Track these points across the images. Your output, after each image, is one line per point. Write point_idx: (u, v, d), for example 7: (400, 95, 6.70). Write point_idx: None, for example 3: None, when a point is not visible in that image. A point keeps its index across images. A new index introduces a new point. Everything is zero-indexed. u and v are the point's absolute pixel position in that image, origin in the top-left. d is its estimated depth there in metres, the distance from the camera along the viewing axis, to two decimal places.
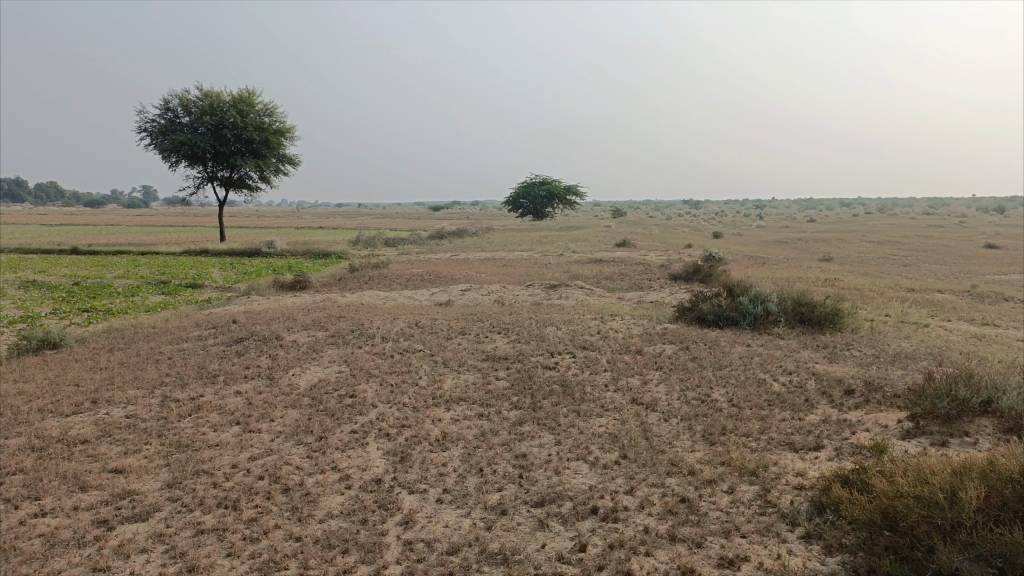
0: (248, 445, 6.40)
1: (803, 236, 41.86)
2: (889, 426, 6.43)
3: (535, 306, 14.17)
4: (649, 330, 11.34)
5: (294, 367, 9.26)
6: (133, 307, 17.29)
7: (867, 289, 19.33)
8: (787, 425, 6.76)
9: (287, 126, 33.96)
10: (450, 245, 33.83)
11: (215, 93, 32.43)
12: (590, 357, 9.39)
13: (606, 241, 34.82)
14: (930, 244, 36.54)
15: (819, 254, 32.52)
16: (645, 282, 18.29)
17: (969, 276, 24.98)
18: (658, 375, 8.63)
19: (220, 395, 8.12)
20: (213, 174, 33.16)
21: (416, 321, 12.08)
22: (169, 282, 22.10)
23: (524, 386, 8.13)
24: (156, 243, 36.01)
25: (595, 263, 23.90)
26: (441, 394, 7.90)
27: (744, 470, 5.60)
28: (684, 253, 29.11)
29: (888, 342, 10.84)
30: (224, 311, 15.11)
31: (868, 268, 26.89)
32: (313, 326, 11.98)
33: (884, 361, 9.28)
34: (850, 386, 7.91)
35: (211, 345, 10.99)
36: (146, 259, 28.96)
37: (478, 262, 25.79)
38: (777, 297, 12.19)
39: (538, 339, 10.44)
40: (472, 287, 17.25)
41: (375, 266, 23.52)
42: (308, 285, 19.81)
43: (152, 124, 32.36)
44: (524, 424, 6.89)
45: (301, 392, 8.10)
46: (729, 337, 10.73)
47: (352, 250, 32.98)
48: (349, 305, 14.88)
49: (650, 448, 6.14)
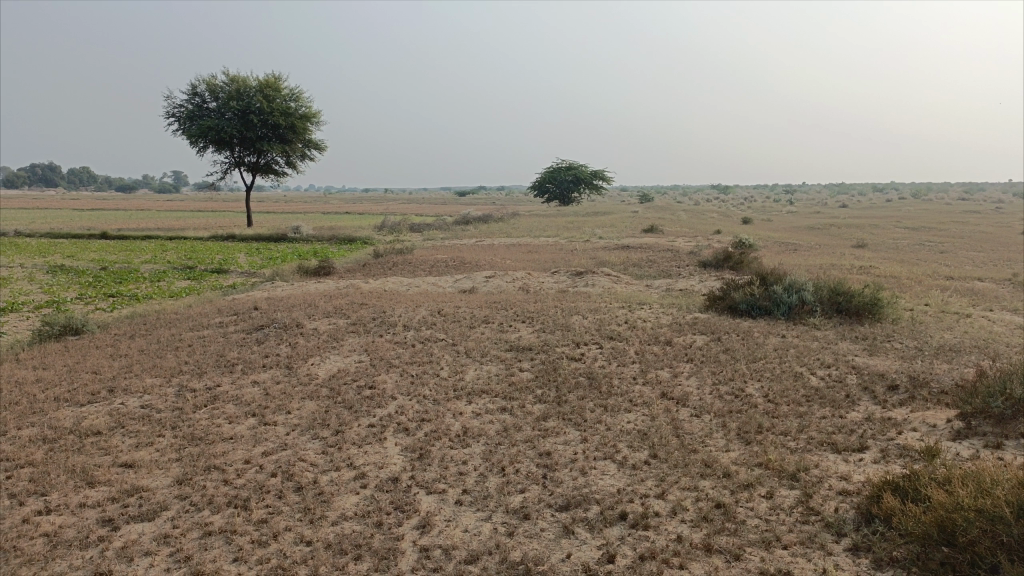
0: (262, 438, 6.19)
1: (835, 221, 40.96)
2: (938, 425, 6.04)
3: (561, 293, 13.84)
4: (679, 320, 10.97)
5: (314, 356, 9.05)
6: (158, 292, 17.26)
7: (904, 276, 18.72)
8: (827, 424, 6.39)
9: (313, 111, 33.84)
10: (476, 231, 33.56)
11: (242, 77, 32.42)
12: (618, 347, 9.07)
13: (634, 226, 34.32)
14: (968, 230, 35.55)
15: (853, 240, 31.76)
16: (674, 269, 17.84)
17: (1010, 264, 24.16)
18: (689, 367, 8.29)
19: (238, 384, 7.93)
20: (240, 159, 33.17)
21: (439, 308, 11.83)
22: (195, 267, 22.09)
23: (550, 378, 7.83)
24: (184, 229, 36.28)
25: (623, 249, 23.49)
26: (463, 386, 7.62)
27: (783, 473, 5.26)
28: (713, 238, 28.56)
29: (930, 334, 10.36)
30: (247, 297, 14.99)
31: (904, 255, 26.15)
32: (334, 313, 11.76)
33: (928, 355, 8.83)
34: (894, 381, 7.50)
35: (231, 332, 10.82)
36: (173, 244, 29.08)
37: (503, 247, 25.49)
38: (813, 286, 11.74)
39: (564, 328, 10.12)
40: (497, 274, 16.96)
41: (400, 251, 23.33)
42: (332, 271, 19.67)
43: (180, 109, 32.42)
44: (549, 419, 6.59)
45: (320, 383, 7.87)
46: (762, 327, 10.33)
47: (377, 235, 32.84)
48: (372, 291, 14.67)
49: (682, 447, 5.82)
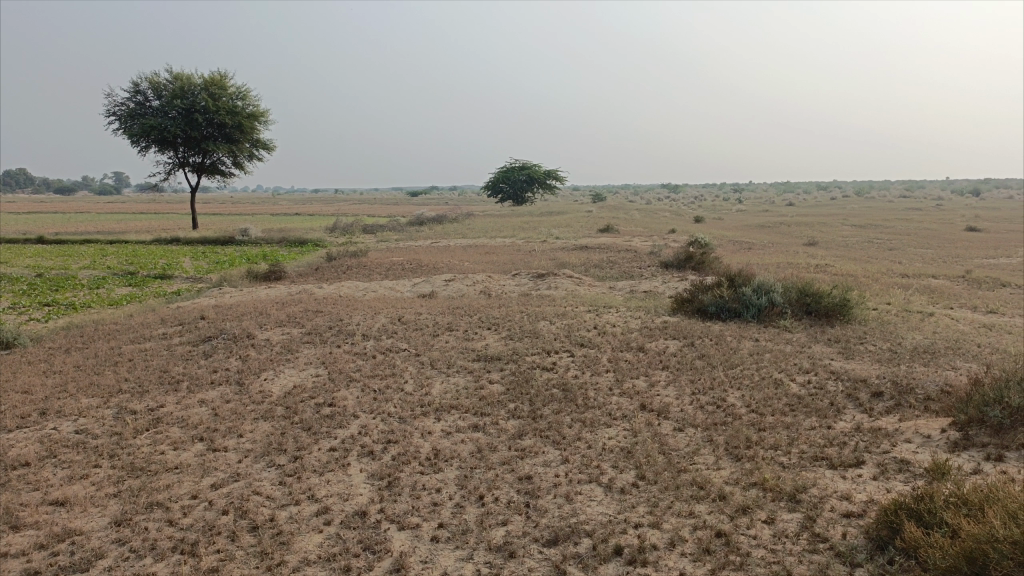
0: (210, 468, 5.61)
1: (786, 220, 41.36)
2: (933, 436, 5.78)
3: (524, 297, 13.43)
4: (648, 324, 10.63)
5: (267, 370, 8.44)
6: (96, 300, 16.32)
7: (861, 275, 18.78)
8: (817, 436, 6.08)
9: (260, 110, 32.83)
10: (430, 232, 32.97)
11: (186, 75, 31.24)
12: (590, 356, 8.67)
13: (589, 226, 34.15)
14: (914, 228, 36.24)
15: (805, 238, 32.11)
16: (636, 271, 17.56)
17: (959, 261, 24.60)
18: (665, 376, 7.93)
19: (184, 404, 7.30)
20: (184, 160, 31.98)
21: (400, 315, 11.29)
22: (137, 273, 21.09)
23: (522, 390, 7.38)
24: (125, 232, 34.90)
25: (581, 250, 23.24)
26: (430, 402, 7.13)
27: (782, 494, 4.90)
28: (669, 238, 28.51)
29: (902, 335, 10.22)
30: (193, 305, 14.21)
31: (856, 253, 26.44)
32: (287, 323, 11.13)
33: (905, 358, 8.64)
34: (877, 387, 7.27)
35: (177, 345, 10.12)
36: (114, 248, 27.84)
37: (460, 249, 25.02)
38: (781, 288, 11.53)
39: (532, 335, 9.69)
40: (456, 277, 16.46)
41: (353, 254, 22.67)
42: (283, 275, 18.93)
43: (120, 108, 31.11)
44: (525, 436, 6.16)
45: (274, 401, 7.29)
46: (734, 331, 10.05)
47: (329, 237, 32.03)
48: (326, 297, 14.06)
49: (670, 466, 5.43)
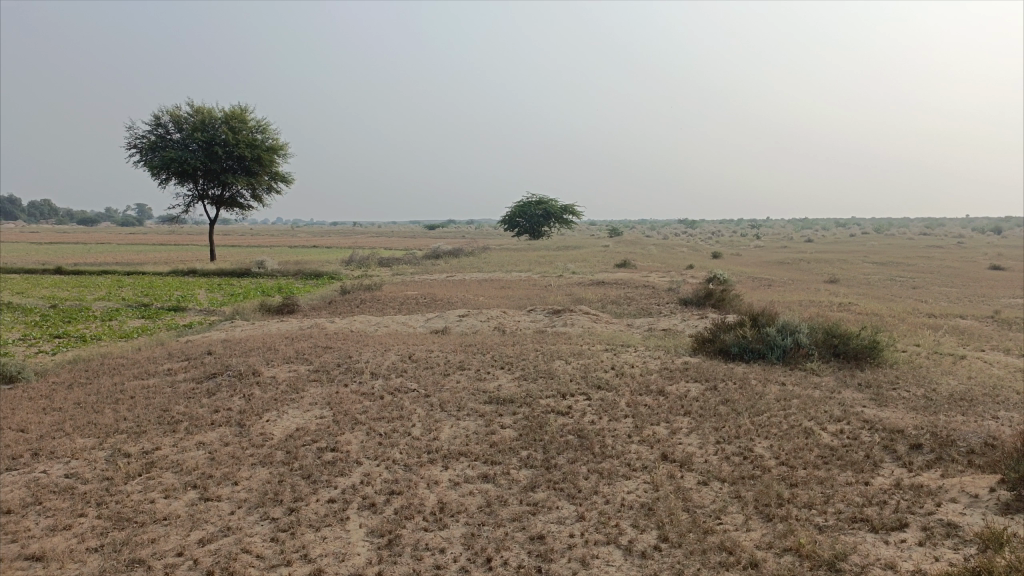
0: (201, 520, 5.24)
1: (805, 256, 40.77)
2: (981, 496, 5.31)
3: (540, 335, 13.06)
4: (669, 365, 10.22)
5: (270, 411, 8.09)
6: (107, 332, 16.12)
7: (886, 314, 18.25)
8: (853, 493, 5.63)
9: (279, 143, 32.97)
10: (446, 266, 32.73)
11: (207, 109, 31.45)
12: (607, 399, 8.25)
13: (606, 261, 33.83)
14: (937, 266, 35.54)
15: (825, 275, 31.59)
16: (654, 307, 17.14)
17: (986, 300, 23.97)
18: (688, 422, 7.50)
19: (181, 447, 6.96)
20: (203, 192, 32.07)
21: (411, 353, 10.94)
22: (151, 305, 20.93)
23: (535, 437, 6.98)
24: (142, 263, 34.99)
25: (598, 285, 22.91)
26: (438, 448, 6.74)
27: (819, 562, 4.46)
28: (687, 274, 28.10)
29: (936, 380, 9.71)
30: (202, 339, 13.94)
31: (878, 291, 25.86)
32: (295, 359, 10.80)
33: (942, 405, 8.16)
34: (915, 438, 6.80)
35: (181, 381, 9.81)
36: (130, 279, 27.83)
37: (475, 283, 24.75)
38: (807, 328, 11.09)
39: (547, 376, 9.30)
40: (470, 312, 16.12)
41: (367, 288, 22.42)
42: (296, 309, 18.66)
43: (141, 140, 31.31)
44: (537, 489, 5.75)
45: (275, 445, 6.93)
46: (759, 374, 9.61)
47: (344, 270, 31.90)
48: (337, 332, 13.75)
49: (695, 527, 4.99)
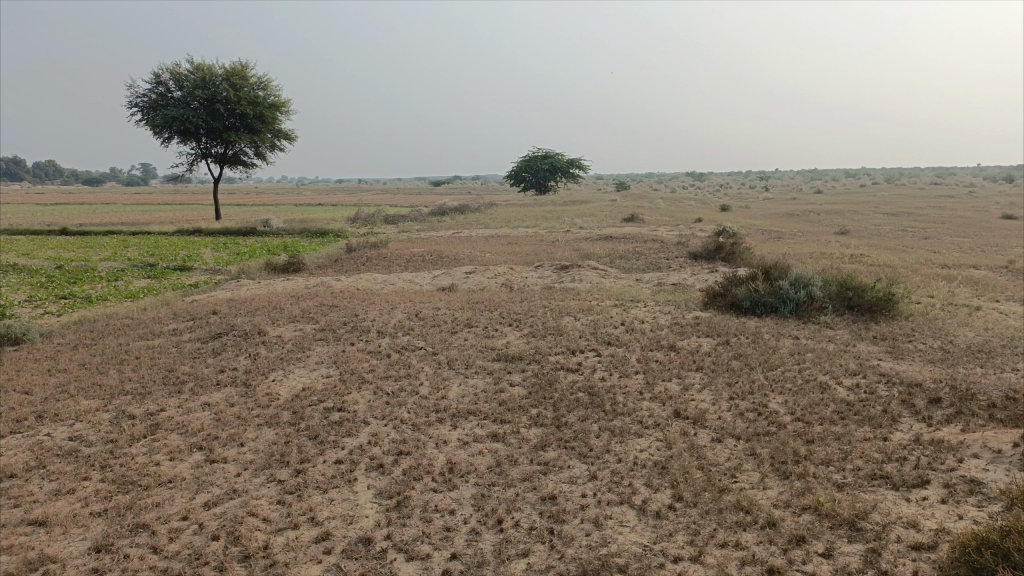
0: (206, 483, 5.16)
1: (815, 208, 40.28)
2: (1004, 451, 5.17)
3: (548, 291, 12.90)
4: (679, 320, 10.05)
5: (276, 371, 7.99)
6: (113, 293, 16.01)
7: (899, 265, 17.99)
8: (872, 450, 5.50)
9: (282, 100, 32.48)
10: (452, 222, 32.45)
11: (208, 66, 30.92)
12: (618, 355, 8.11)
13: (614, 216, 33.48)
14: (948, 216, 35.04)
15: (835, 227, 31.22)
16: (663, 262, 16.92)
17: (999, 250, 23.61)
18: (700, 378, 7.36)
19: (186, 408, 6.87)
20: (206, 151, 31.72)
21: (417, 310, 10.80)
22: (156, 265, 20.80)
23: (545, 394, 6.86)
24: (148, 223, 34.77)
25: (606, 239, 22.66)
26: (446, 407, 6.63)
27: (839, 521, 4.34)
28: (696, 227, 27.80)
29: (952, 332, 9.52)
30: (207, 298, 13.82)
31: (889, 242, 25.51)
32: (300, 318, 10.68)
33: (960, 358, 7.99)
34: (933, 393, 6.65)
35: (186, 342, 9.69)
36: (136, 239, 27.69)
37: (482, 239, 24.51)
38: (820, 281, 10.87)
39: (556, 333, 9.15)
40: (478, 269, 15.94)
41: (373, 245, 22.21)
42: (302, 267, 18.50)
43: (143, 99, 30.87)
44: (548, 448, 5.63)
45: (281, 405, 6.82)
46: (771, 328, 9.44)
47: (350, 227, 31.69)
48: (343, 290, 13.61)
49: (710, 485, 4.88)
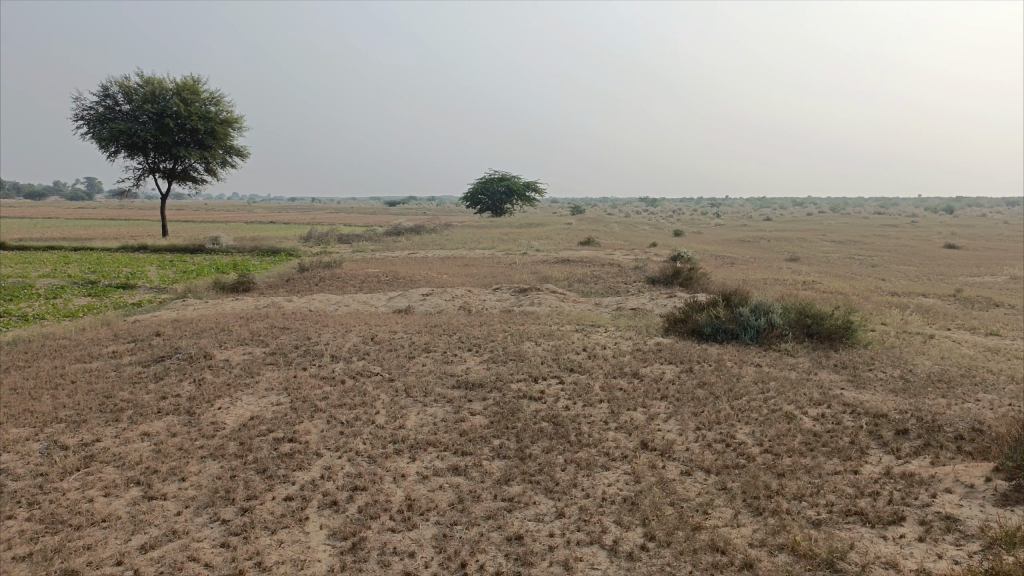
0: (144, 523, 4.77)
1: (765, 235, 40.92)
2: (977, 486, 5.07)
3: (507, 315, 12.67)
4: (641, 346, 9.91)
5: (222, 397, 7.57)
6: (50, 312, 15.26)
7: (851, 292, 18.24)
8: (844, 484, 5.37)
9: (234, 116, 31.85)
10: (407, 243, 32.03)
11: (158, 79, 30.17)
12: (581, 383, 7.89)
13: (570, 239, 33.51)
14: (893, 244, 35.92)
15: (786, 254, 31.75)
16: (621, 286, 16.85)
17: (944, 279, 24.18)
18: (665, 407, 7.19)
19: (124, 438, 6.43)
20: (155, 166, 30.88)
21: (373, 334, 10.45)
22: (98, 282, 20.00)
23: (507, 424, 6.60)
24: (90, 239, 33.58)
25: (563, 263, 22.60)
26: (404, 438, 6.32)
27: (818, 561, 4.16)
28: (651, 252, 27.96)
29: (910, 360, 9.55)
30: (151, 319, 13.23)
31: (838, 269, 25.96)
32: (250, 341, 10.24)
33: (921, 388, 7.98)
34: (899, 424, 6.58)
35: (127, 365, 9.19)
36: (78, 255, 26.71)
37: (438, 261, 24.21)
38: (779, 308, 10.86)
39: (516, 359, 8.91)
40: (435, 291, 15.66)
41: (326, 265, 21.73)
42: (252, 287, 17.96)
43: (89, 112, 29.94)
44: (512, 482, 5.37)
45: (227, 435, 6.43)
46: (733, 355, 9.35)
47: (303, 246, 31.08)
48: (295, 312, 13.18)
49: (682, 523, 4.67)
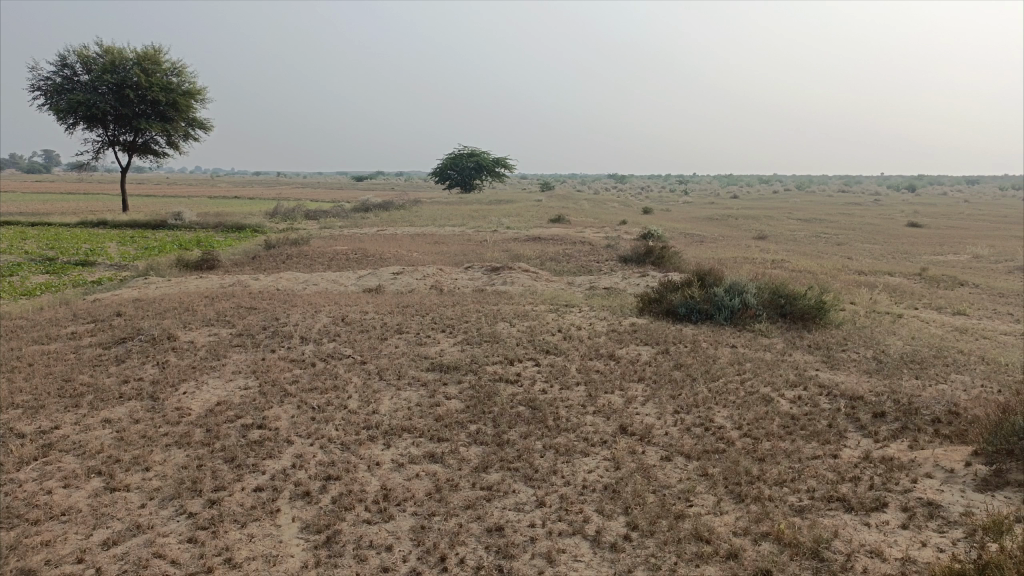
0: (106, 517, 4.56)
1: (733, 213, 41.14)
2: (956, 472, 5.07)
3: (479, 294, 12.50)
4: (616, 327, 9.82)
5: (187, 382, 7.32)
6: (6, 290, 14.74)
7: (819, 271, 18.39)
8: (825, 469, 5.33)
9: (197, 88, 30.99)
10: (376, 220, 31.59)
11: (117, 49, 29.16)
12: (557, 365, 7.78)
13: (540, 216, 33.35)
14: (857, 223, 36.33)
15: (754, 231, 31.98)
16: (593, 265, 16.76)
17: (909, 257, 24.51)
18: (643, 390, 7.10)
19: (84, 426, 6.16)
20: (114, 139, 29.97)
21: (343, 315, 10.21)
22: (57, 259, 19.39)
23: (483, 409, 6.46)
24: (48, 214, 32.54)
25: (534, 241, 22.44)
26: (378, 423, 6.15)
27: (803, 550, 4.11)
28: (621, 230, 27.93)
29: (883, 341, 9.60)
30: (112, 298, 12.79)
31: (806, 248, 26.16)
32: (216, 321, 9.95)
33: (896, 369, 8.00)
34: (876, 407, 6.58)
35: (87, 347, 8.86)
36: (35, 231, 25.90)
37: (407, 238, 23.93)
38: (753, 288, 10.84)
39: (491, 340, 8.76)
40: (405, 269, 15.43)
41: (293, 242, 21.30)
42: (217, 265, 17.54)
43: (45, 82, 28.87)
44: (490, 470, 5.25)
45: (193, 422, 6.21)
46: (709, 336, 9.30)
47: (269, 222, 30.51)
48: (262, 291, 12.85)
49: (665, 511, 4.59)
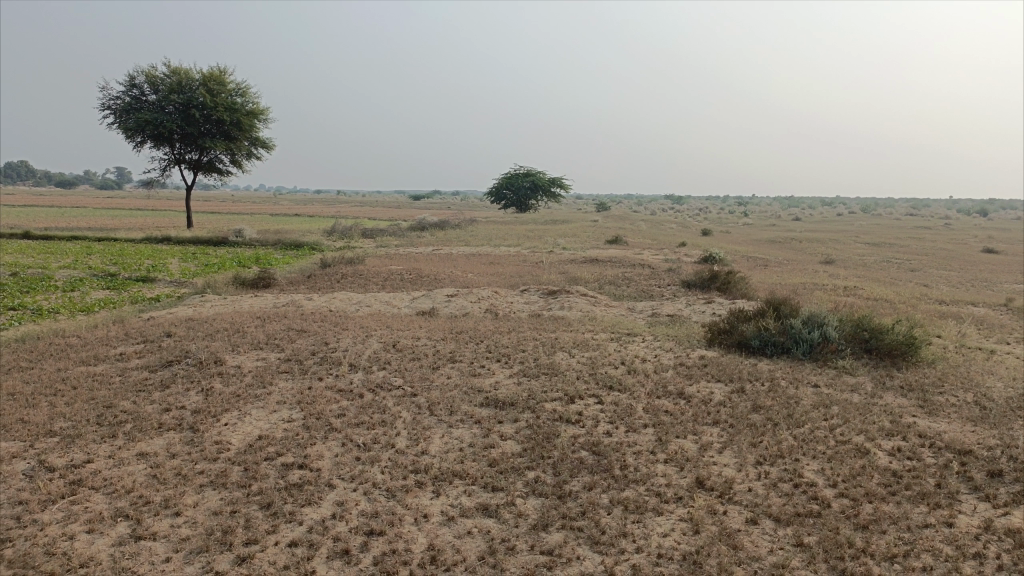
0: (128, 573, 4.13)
1: (797, 236, 39.84)
2: None
3: (537, 319, 11.97)
4: (685, 360, 9.12)
5: (230, 412, 6.92)
6: (67, 305, 14.72)
7: (895, 299, 17.33)
8: (941, 541, 4.59)
9: (260, 108, 31.41)
10: (432, 239, 31.37)
11: (184, 69, 29.73)
12: (623, 404, 7.14)
13: (598, 237, 32.67)
14: (930, 247, 34.69)
15: (820, 255, 30.73)
16: (655, 290, 16.06)
17: (989, 285, 23.14)
18: (720, 435, 6.41)
19: (118, 460, 5.79)
20: (180, 157, 30.50)
21: (395, 340, 9.75)
22: (119, 275, 19.54)
23: (542, 453, 5.87)
24: (115, 229, 33.24)
25: (592, 263, 21.82)
26: (427, 466, 5.62)
27: None
28: (681, 252, 27.13)
29: (983, 381, 8.70)
30: (165, 317, 12.61)
31: (877, 274, 24.89)
32: (264, 345, 9.60)
33: (1005, 417, 7.14)
34: (990, 465, 5.79)
35: (133, 370, 8.57)
36: (101, 246, 26.40)
37: (462, 258, 23.57)
38: (833, 321, 10.01)
39: (550, 373, 8.18)
40: (460, 291, 14.96)
41: (348, 261, 21.11)
42: (272, 283, 17.35)
43: (116, 101, 29.58)
44: (550, 528, 4.66)
45: (231, 459, 5.78)
46: (788, 372, 8.55)
47: (327, 240, 30.60)
48: (314, 312, 12.55)
49: None
